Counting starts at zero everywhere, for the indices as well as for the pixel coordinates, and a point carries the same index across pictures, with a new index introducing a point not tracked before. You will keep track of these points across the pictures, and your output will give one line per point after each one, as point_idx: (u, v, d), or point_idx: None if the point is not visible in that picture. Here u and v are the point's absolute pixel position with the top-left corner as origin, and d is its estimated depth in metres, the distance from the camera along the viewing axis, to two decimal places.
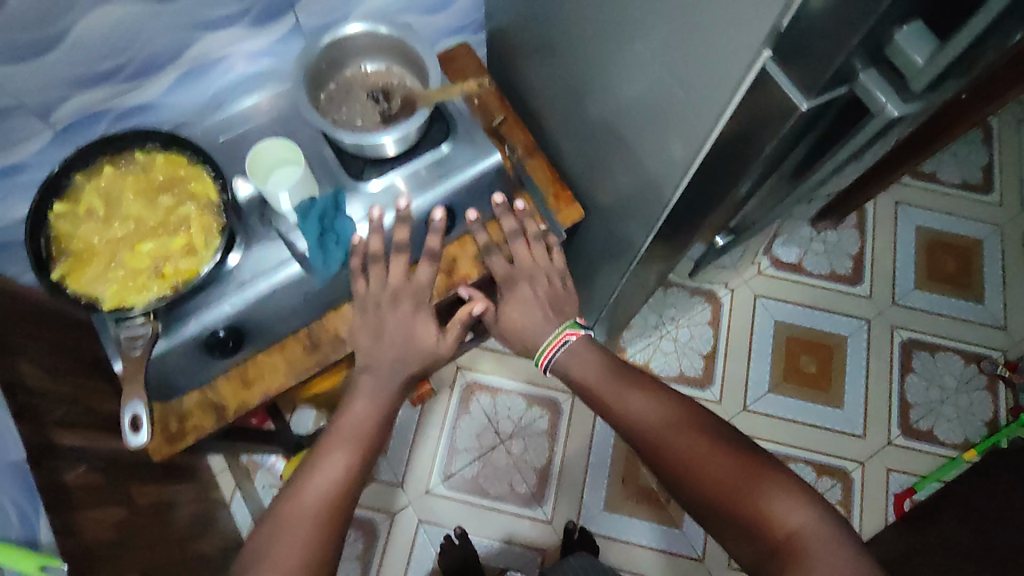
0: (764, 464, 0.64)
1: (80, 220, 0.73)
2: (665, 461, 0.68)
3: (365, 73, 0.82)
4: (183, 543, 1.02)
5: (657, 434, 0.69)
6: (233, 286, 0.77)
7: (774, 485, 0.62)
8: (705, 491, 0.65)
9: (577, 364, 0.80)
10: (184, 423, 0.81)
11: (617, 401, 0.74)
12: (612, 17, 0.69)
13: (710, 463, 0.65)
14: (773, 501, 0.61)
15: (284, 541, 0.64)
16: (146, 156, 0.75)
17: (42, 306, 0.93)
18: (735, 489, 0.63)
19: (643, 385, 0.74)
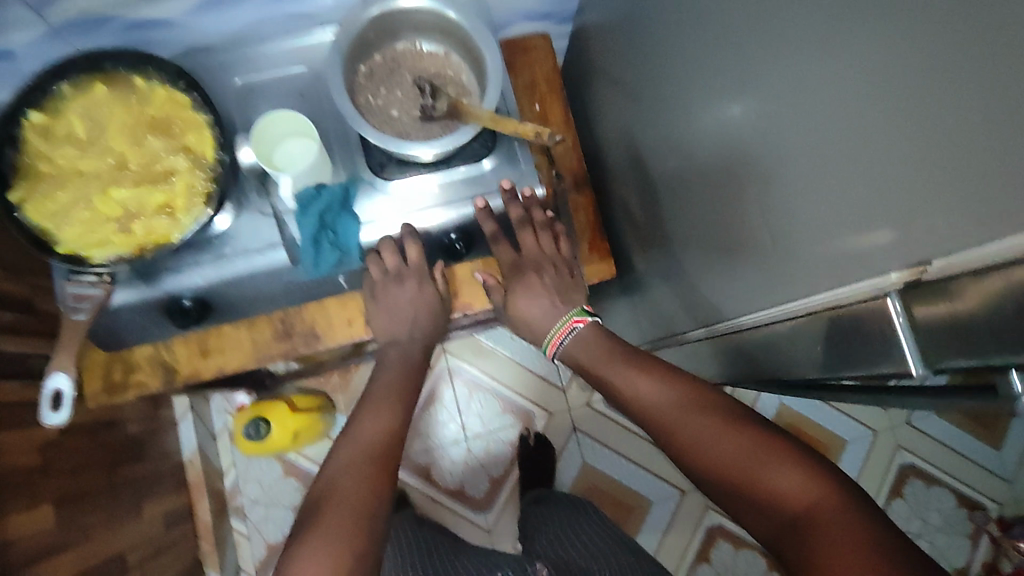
0: (777, 436, 0.52)
1: (56, 140, 0.64)
2: (675, 447, 0.57)
3: (417, 54, 0.71)
4: (115, 467, 0.98)
5: (666, 417, 0.59)
6: (210, 255, 0.68)
7: (790, 459, 0.50)
8: (717, 471, 0.53)
9: (586, 349, 0.69)
10: (128, 376, 0.75)
11: (622, 383, 0.64)
12: (722, 98, 0.56)
13: (719, 438, 0.54)
14: (775, 471, 0.50)
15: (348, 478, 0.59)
16: (145, 85, 0.65)
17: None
18: (747, 463, 0.52)
19: (648, 366, 0.64)
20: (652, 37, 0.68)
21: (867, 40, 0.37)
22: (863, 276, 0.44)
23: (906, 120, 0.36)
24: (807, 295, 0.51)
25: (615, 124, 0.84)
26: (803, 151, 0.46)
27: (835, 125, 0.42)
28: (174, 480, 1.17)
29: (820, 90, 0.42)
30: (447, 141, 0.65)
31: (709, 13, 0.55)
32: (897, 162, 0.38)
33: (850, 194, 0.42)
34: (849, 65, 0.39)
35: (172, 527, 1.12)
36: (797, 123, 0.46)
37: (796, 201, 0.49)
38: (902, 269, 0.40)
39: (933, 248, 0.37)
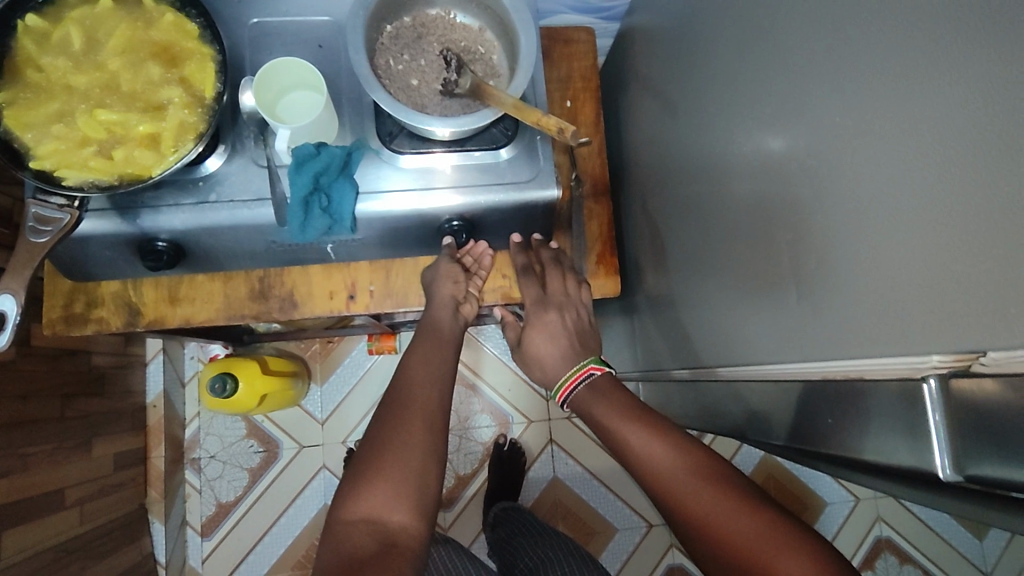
0: (791, 523, 0.48)
1: (49, 48, 0.59)
2: (680, 517, 0.53)
3: (451, 24, 0.66)
4: (70, 399, 0.94)
5: (674, 484, 0.54)
6: (193, 199, 0.63)
7: (802, 547, 0.46)
8: (721, 550, 0.49)
9: (597, 397, 0.68)
10: (90, 310, 0.71)
11: (634, 440, 0.60)
12: (767, 124, 0.51)
13: (729, 515, 0.50)
14: (783, 558, 0.45)
15: (400, 428, 0.60)
16: (154, 6, 0.61)
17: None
18: (752, 544, 0.47)
19: (666, 430, 0.60)
20: (700, 48, 0.63)
21: (966, 81, 0.32)
22: (901, 354, 0.38)
23: (997, 183, 0.31)
24: (825, 364, 0.46)
25: (645, 137, 0.79)
26: (857, 198, 0.40)
27: (901, 178, 0.36)
28: (132, 421, 1.13)
29: (891, 133, 0.37)
30: (466, 122, 0.60)
31: (764, 31, 0.51)
32: (975, 233, 0.32)
33: (901, 255, 0.37)
34: (936, 106, 0.34)
35: (122, 469, 1.08)
36: (855, 165, 0.40)
37: (835, 253, 0.43)
38: (948, 352, 0.35)
39: (992, 335, 0.32)
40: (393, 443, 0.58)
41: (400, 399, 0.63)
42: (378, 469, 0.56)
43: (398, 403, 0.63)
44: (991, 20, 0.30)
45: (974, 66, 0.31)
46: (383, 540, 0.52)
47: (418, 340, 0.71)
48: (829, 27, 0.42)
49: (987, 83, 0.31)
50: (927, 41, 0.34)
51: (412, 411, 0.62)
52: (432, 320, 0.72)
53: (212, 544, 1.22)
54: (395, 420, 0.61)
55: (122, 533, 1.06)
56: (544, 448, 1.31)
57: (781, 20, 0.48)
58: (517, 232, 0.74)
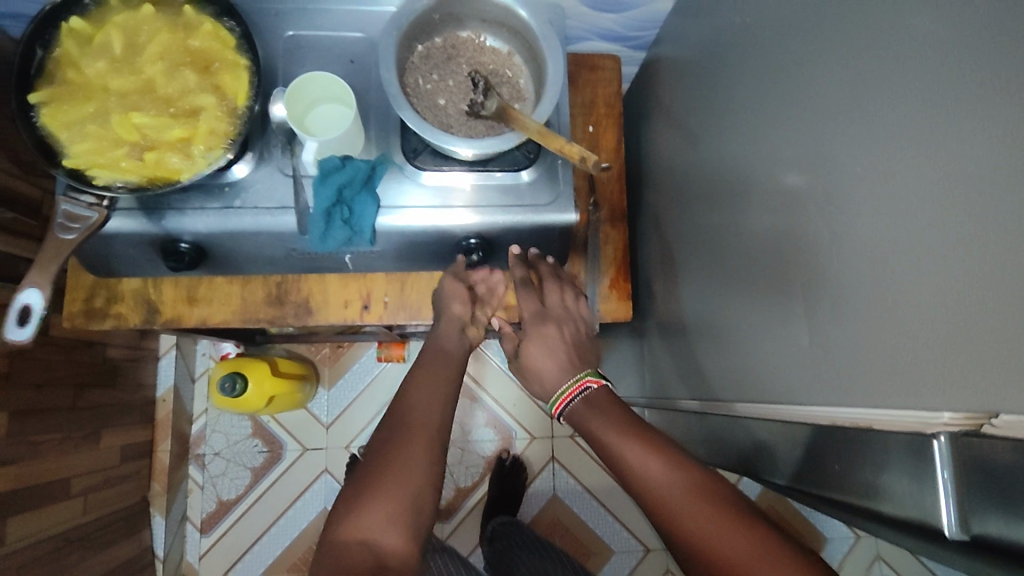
0: (792, 547, 0.47)
1: (90, 50, 0.61)
2: (679, 539, 0.51)
3: (480, 47, 0.68)
4: (82, 390, 0.95)
5: (673, 504, 0.52)
6: (218, 204, 0.65)
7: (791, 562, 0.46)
8: (721, 572, 0.48)
9: (589, 409, 0.64)
10: (110, 305, 0.73)
11: (618, 442, 0.59)
12: (787, 166, 0.51)
13: (729, 539, 0.49)
14: None
15: (401, 447, 0.60)
16: (193, 15, 0.62)
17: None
18: (738, 554, 0.47)
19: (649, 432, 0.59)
20: (724, 84, 0.64)
21: (987, 142, 0.32)
22: (910, 409, 0.39)
23: (1014, 243, 0.31)
24: (833, 410, 0.46)
25: (665, 166, 0.80)
26: (874, 247, 0.41)
27: (920, 232, 0.37)
28: (141, 414, 1.15)
29: (909, 188, 0.37)
30: (490, 146, 0.61)
31: (786, 72, 0.51)
32: (991, 292, 0.32)
33: (916, 308, 0.37)
34: (957, 162, 0.34)
35: (128, 461, 1.09)
36: (873, 216, 0.41)
37: (850, 299, 0.44)
38: (959, 411, 0.35)
39: (1004, 393, 0.32)
40: (391, 460, 0.59)
41: (409, 412, 0.64)
42: (382, 488, 0.57)
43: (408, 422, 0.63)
44: (1013, 84, 0.31)
45: (995, 127, 0.32)
46: (374, 561, 0.52)
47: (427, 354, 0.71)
48: (854, 75, 0.42)
49: (1007, 144, 0.31)
50: (950, 98, 0.34)
51: (418, 433, 0.62)
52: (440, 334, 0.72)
53: (210, 541, 1.23)
54: (390, 445, 0.61)
55: (123, 525, 1.07)
56: (546, 466, 1.31)
57: (807, 65, 0.49)
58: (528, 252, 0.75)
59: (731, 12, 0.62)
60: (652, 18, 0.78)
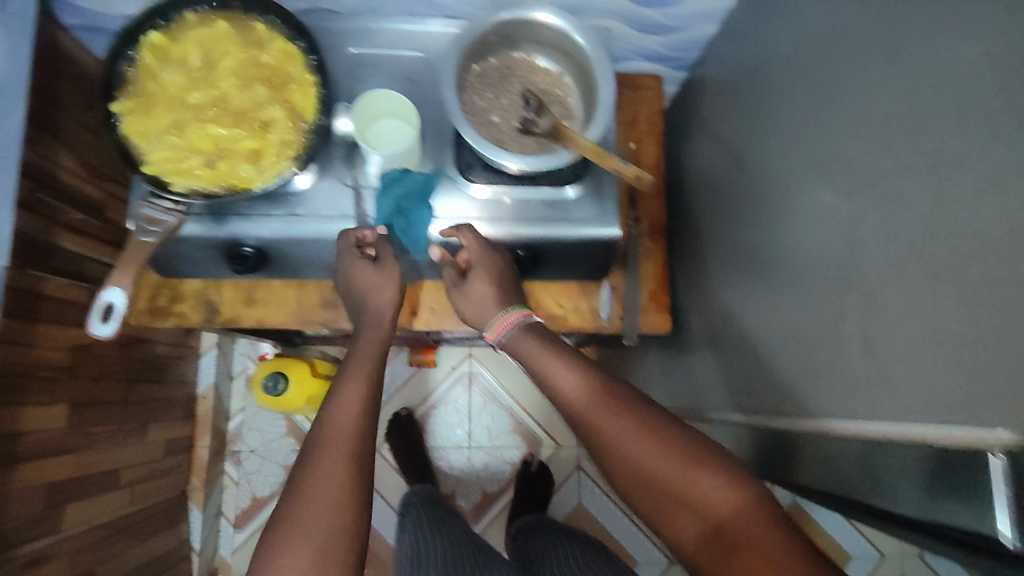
0: (708, 449, 0.52)
1: (169, 63, 0.65)
2: (606, 451, 0.55)
3: (533, 67, 0.71)
4: (133, 385, 0.99)
5: (595, 416, 0.57)
6: (281, 211, 0.69)
7: (713, 467, 0.50)
8: (657, 487, 0.51)
9: (524, 340, 0.66)
10: (172, 304, 0.76)
11: (544, 368, 0.62)
12: (834, 188, 0.54)
13: (653, 451, 0.53)
14: (701, 482, 0.49)
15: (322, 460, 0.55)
16: (266, 33, 0.66)
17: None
18: (678, 474, 0.51)
19: (592, 374, 0.60)
20: (767, 106, 0.66)
21: None
22: (964, 424, 0.41)
23: None
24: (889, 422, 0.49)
25: (704, 183, 0.82)
26: (926, 268, 0.43)
27: (966, 257, 0.39)
28: (184, 410, 1.18)
29: (956, 214, 0.39)
30: (542, 164, 0.64)
31: (833, 97, 0.54)
32: None
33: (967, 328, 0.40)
34: (1005, 192, 0.36)
35: (171, 455, 1.13)
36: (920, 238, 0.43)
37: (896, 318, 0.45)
38: (1013, 429, 0.38)
39: None
40: (320, 479, 0.54)
41: (350, 405, 0.60)
42: (309, 517, 0.52)
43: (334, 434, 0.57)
44: None
45: None
46: None
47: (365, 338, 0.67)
48: (902, 104, 0.45)
49: None
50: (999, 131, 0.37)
51: (348, 444, 0.57)
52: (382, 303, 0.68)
53: (243, 536, 1.26)
54: (327, 437, 0.57)
55: (164, 517, 1.11)
56: (571, 473, 1.33)
57: (856, 92, 0.51)
58: (571, 264, 0.77)
59: (776, 37, 0.64)
60: (694, 41, 0.81)
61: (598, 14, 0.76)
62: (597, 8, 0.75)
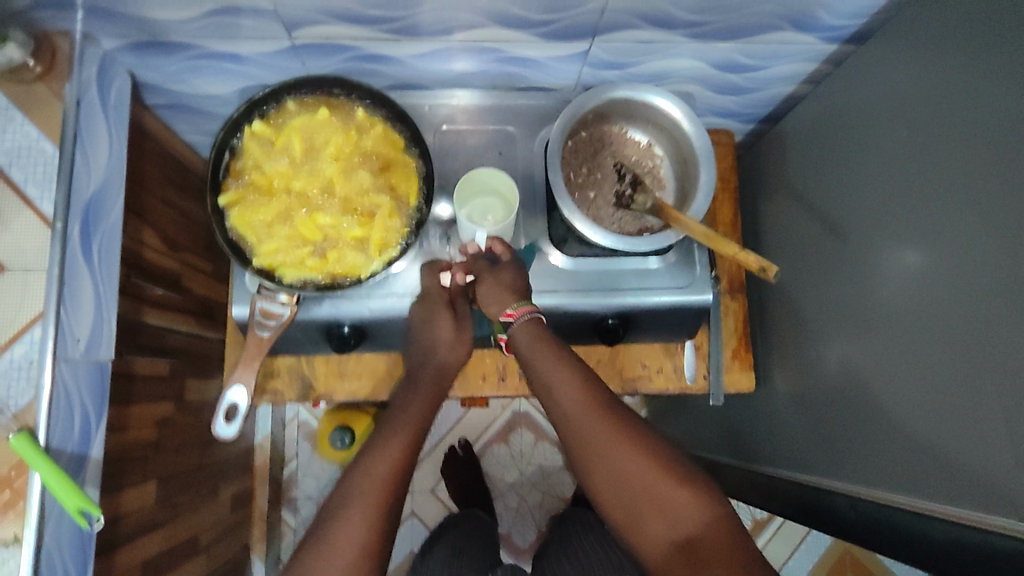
0: (667, 458, 0.57)
1: (272, 152, 0.65)
2: (584, 459, 0.58)
3: (624, 140, 0.72)
4: (206, 447, 0.99)
5: (583, 429, 0.58)
6: (382, 291, 0.70)
7: (688, 484, 0.56)
8: (636, 506, 0.55)
9: (529, 347, 0.63)
10: (266, 380, 0.76)
11: (546, 376, 0.61)
12: (948, 255, 0.54)
13: (626, 463, 0.56)
14: (674, 501, 0.55)
15: (348, 512, 0.55)
16: (366, 118, 0.66)
17: (181, 166, 0.86)
18: (656, 485, 0.55)
19: (587, 381, 0.60)
20: (855, 175, 0.67)
21: None
22: None
23: None
24: (1004, 519, 0.49)
25: (783, 238, 0.83)
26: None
27: None
28: (245, 462, 1.18)
29: None
30: (645, 241, 0.65)
31: (947, 178, 0.55)
32: None
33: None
34: None
35: (236, 511, 1.13)
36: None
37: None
38: None
39: None
40: (344, 531, 0.54)
41: (384, 468, 0.57)
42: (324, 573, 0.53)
43: (373, 497, 0.56)
44: None
45: None
46: None
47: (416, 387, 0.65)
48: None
49: None
50: None
51: (378, 509, 0.55)
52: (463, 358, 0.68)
53: None
54: (360, 496, 0.56)
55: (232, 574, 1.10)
56: None
57: (979, 182, 0.52)
58: (659, 328, 0.78)
59: (869, 107, 0.66)
60: (770, 99, 0.82)
61: (681, 80, 0.77)
62: (681, 74, 0.76)
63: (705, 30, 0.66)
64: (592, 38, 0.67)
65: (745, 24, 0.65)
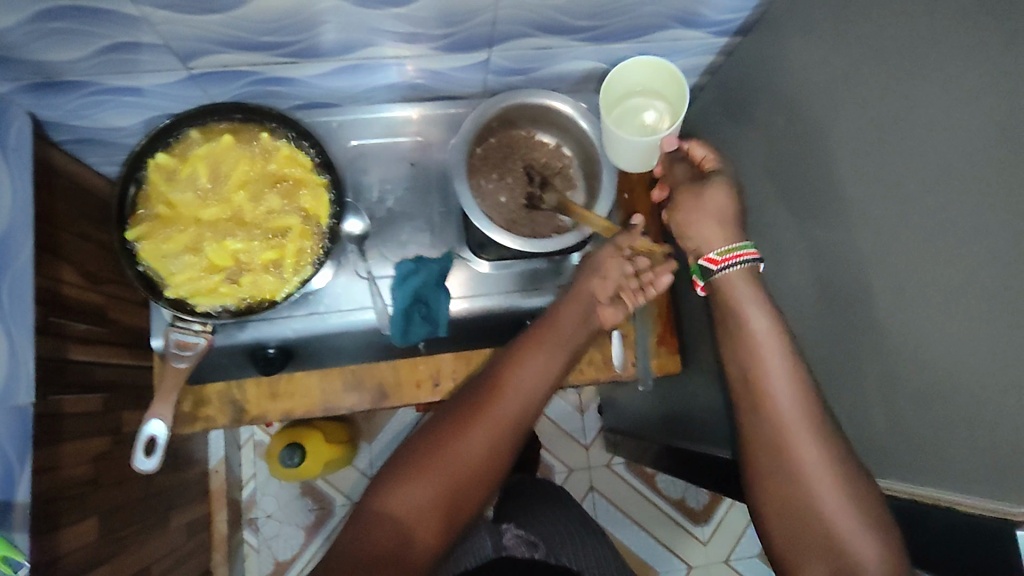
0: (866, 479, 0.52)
1: (178, 183, 0.65)
2: (785, 460, 0.54)
3: (533, 144, 0.74)
4: (151, 478, 0.98)
5: (810, 441, 0.53)
6: (304, 310, 0.71)
7: (878, 527, 0.50)
8: (820, 512, 0.52)
9: (749, 314, 0.57)
10: (198, 409, 0.76)
11: (766, 364, 0.56)
12: None
13: (823, 472, 0.52)
14: (859, 529, 0.51)
15: (470, 422, 0.55)
16: (270, 142, 0.66)
17: (94, 196, 0.85)
18: (844, 511, 0.51)
19: (812, 393, 0.54)
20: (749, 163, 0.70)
21: None
22: (970, 495, 0.43)
23: None
24: (888, 481, 0.52)
25: None
26: (902, 344, 0.46)
27: None
28: (199, 488, 1.17)
29: None
30: (552, 242, 0.66)
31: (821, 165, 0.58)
32: None
33: (958, 408, 0.42)
34: None
35: (193, 537, 1.13)
36: (901, 315, 0.46)
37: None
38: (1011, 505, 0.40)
39: None
40: (458, 441, 0.54)
41: (522, 383, 0.57)
42: (427, 482, 0.53)
43: (492, 433, 0.55)
44: None
45: None
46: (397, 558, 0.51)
47: (537, 344, 0.60)
48: None
49: None
50: None
51: (500, 440, 0.55)
52: (588, 290, 0.65)
53: None
54: (485, 418, 0.55)
55: None
56: (586, 494, 1.38)
57: None
58: None
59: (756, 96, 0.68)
60: None
61: (586, 80, 0.79)
62: (585, 75, 0.78)
63: (598, 33, 0.68)
64: (491, 48, 0.68)
65: (635, 25, 0.67)
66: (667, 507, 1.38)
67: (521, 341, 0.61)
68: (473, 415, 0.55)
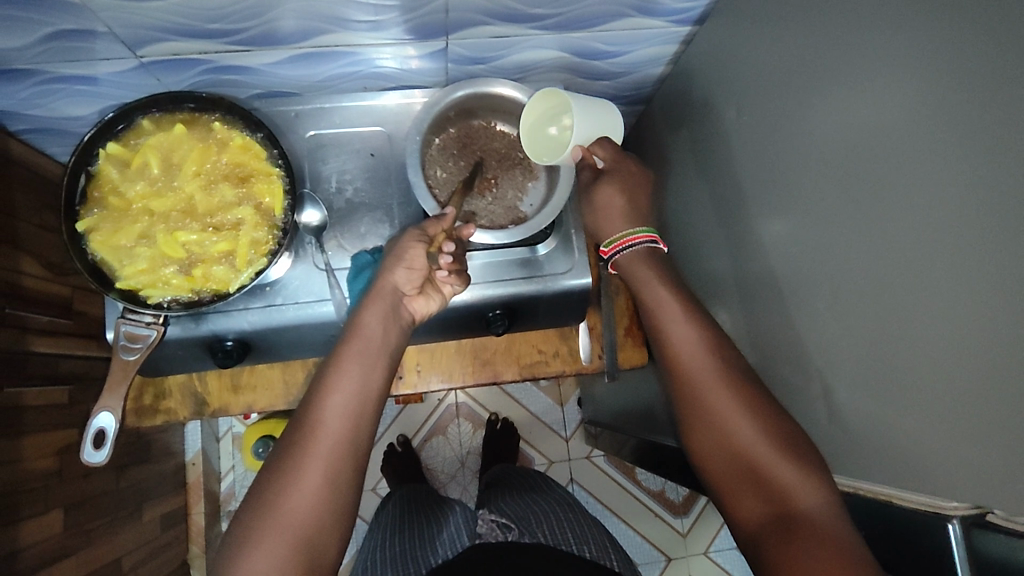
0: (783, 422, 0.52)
1: (129, 173, 0.64)
2: (702, 414, 0.56)
3: (492, 133, 0.73)
4: (122, 470, 0.98)
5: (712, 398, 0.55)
6: (261, 302, 0.69)
7: (808, 460, 0.50)
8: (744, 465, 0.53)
9: (649, 290, 0.62)
10: (158, 401, 0.77)
11: (666, 322, 0.60)
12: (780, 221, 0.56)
13: (737, 417, 0.54)
14: (783, 472, 0.50)
15: (291, 446, 0.53)
16: (223, 131, 0.66)
17: (56, 186, 0.84)
18: (768, 456, 0.51)
19: (716, 343, 0.58)
20: (710, 152, 0.69)
21: (955, 251, 0.38)
22: (922, 491, 0.43)
23: (979, 347, 0.37)
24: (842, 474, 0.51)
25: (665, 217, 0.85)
26: (868, 344, 0.46)
27: (906, 320, 0.42)
28: (175, 480, 1.17)
29: (894, 283, 0.43)
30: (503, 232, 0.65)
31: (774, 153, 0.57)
32: (961, 384, 0.38)
33: (919, 407, 0.42)
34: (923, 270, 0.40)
35: (168, 528, 1.13)
36: (864, 314, 0.46)
37: (843, 379, 0.49)
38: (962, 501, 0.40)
39: (983, 482, 0.38)
40: (291, 467, 0.51)
41: (338, 395, 0.54)
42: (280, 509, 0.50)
43: (320, 444, 0.52)
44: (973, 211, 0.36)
45: (956, 238, 0.37)
46: None
47: (346, 354, 0.56)
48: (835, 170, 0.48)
49: (973, 258, 0.37)
50: (918, 208, 0.40)
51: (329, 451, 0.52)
52: (391, 282, 0.60)
53: None
54: (309, 439, 0.52)
55: None
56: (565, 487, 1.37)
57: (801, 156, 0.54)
58: (550, 314, 0.79)
59: (717, 85, 0.67)
60: (643, 81, 0.84)
61: (549, 68, 0.77)
62: (547, 64, 0.76)
63: (556, 21, 0.67)
64: (448, 36, 0.67)
65: (591, 13, 0.66)
66: (646, 499, 1.38)
67: (331, 357, 0.57)
68: (295, 454, 0.52)
